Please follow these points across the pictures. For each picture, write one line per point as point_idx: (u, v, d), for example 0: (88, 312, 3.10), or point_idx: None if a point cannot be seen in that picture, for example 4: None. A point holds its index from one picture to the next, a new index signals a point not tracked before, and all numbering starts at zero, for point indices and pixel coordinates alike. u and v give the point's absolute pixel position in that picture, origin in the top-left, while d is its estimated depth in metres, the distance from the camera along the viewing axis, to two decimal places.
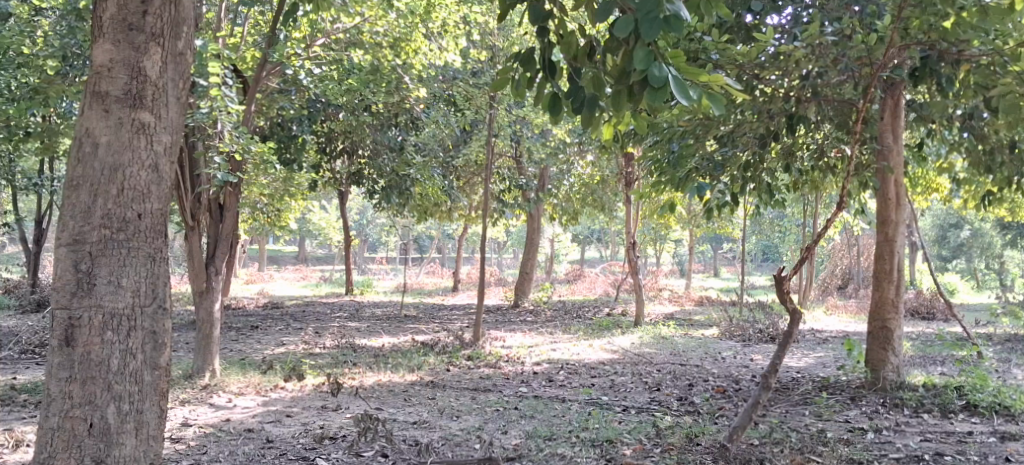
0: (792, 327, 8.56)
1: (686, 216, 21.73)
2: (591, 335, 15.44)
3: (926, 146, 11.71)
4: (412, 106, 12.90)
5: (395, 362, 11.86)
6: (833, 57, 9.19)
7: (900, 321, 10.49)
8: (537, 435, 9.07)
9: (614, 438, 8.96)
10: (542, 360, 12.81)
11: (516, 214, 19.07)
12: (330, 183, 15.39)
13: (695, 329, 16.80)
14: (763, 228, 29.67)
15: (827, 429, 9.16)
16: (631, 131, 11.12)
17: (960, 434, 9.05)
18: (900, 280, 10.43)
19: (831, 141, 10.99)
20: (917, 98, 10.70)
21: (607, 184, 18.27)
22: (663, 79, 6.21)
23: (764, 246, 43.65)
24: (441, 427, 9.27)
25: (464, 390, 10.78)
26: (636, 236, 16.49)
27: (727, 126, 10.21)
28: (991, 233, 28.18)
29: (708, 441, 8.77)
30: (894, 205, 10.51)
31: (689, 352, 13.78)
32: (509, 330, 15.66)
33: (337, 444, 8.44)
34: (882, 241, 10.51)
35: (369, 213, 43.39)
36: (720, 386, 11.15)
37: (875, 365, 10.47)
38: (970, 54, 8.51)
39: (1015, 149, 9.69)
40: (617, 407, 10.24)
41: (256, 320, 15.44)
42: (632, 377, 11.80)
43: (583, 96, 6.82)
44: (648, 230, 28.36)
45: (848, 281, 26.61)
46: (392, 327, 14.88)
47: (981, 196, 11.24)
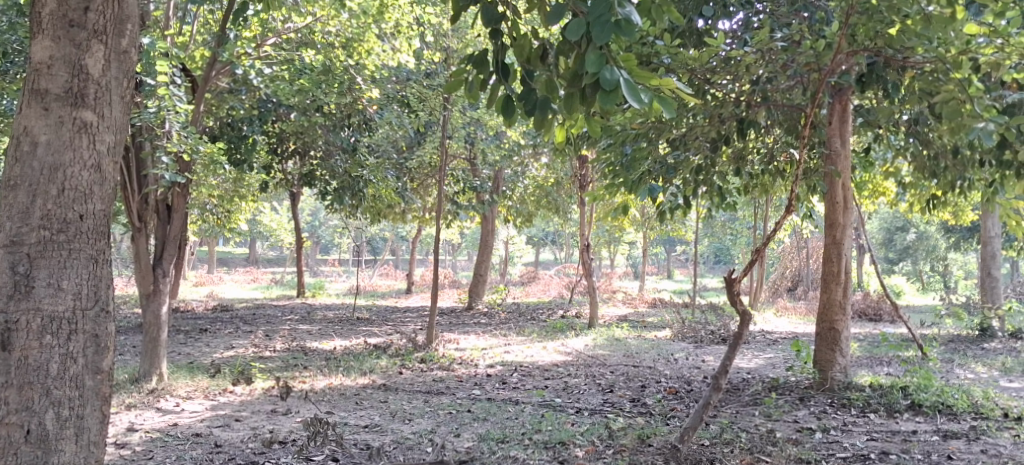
0: (742, 329, 8.63)
1: (639, 219, 21.86)
2: (545, 337, 15.47)
3: (873, 150, 11.90)
4: (365, 107, 12.84)
5: (346, 365, 11.79)
6: (782, 63, 9.31)
7: (847, 323, 10.64)
8: (489, 437, 9.07)
9: (566, 440, 8.98)
10: (495, 362, 12.80)
11: (470, 216, 19.05)
12: (280, 184, 15.27)
13: (648, 331, 16.91)
14: (715, 231, 29.94)
15: (776, 429, 9.25)
16: (584, 133, 11.13)
17: (905, 432, 9.19)
18: (847, 282, 10.57)
19: (781, 145, 11.13)
20: (864, 103, 10.86)
21: (560, 186, 18.33)
22: (615, 82, 6.24)
23: (716, 248, 44.11)
24: (393, 431, 9.23)
25: (417, 393, 10.74)
26: (591, 238, 16.54)
27: (679, 130, 10.26)
28: (936, 236, 28.74)
29: (660, 442, 8.82)
30: (842, 208, 10.64)
31: (642, 354, 13.86)
32: (462, 333, 15.65)
33: (286, 449, 8.36)
34: (830, 244, 10.64)
35: (322, 214, 43.11)
36: (672, 387, 11.23)
37: (823, 365, 10.61)
38: (915, 61, 8.64)
39: (957, 154, 9.89)
40: (570, 408, 10.26)
41: (205, 323, 15.26)
42: (586, 379, 11.84)
43: (535, 98, 6.82)
44: (601, 232, 28.47)
45: (797, 282, 26.95)
46: (344, 330, 14.80)
47: (926, 200, 11.43)
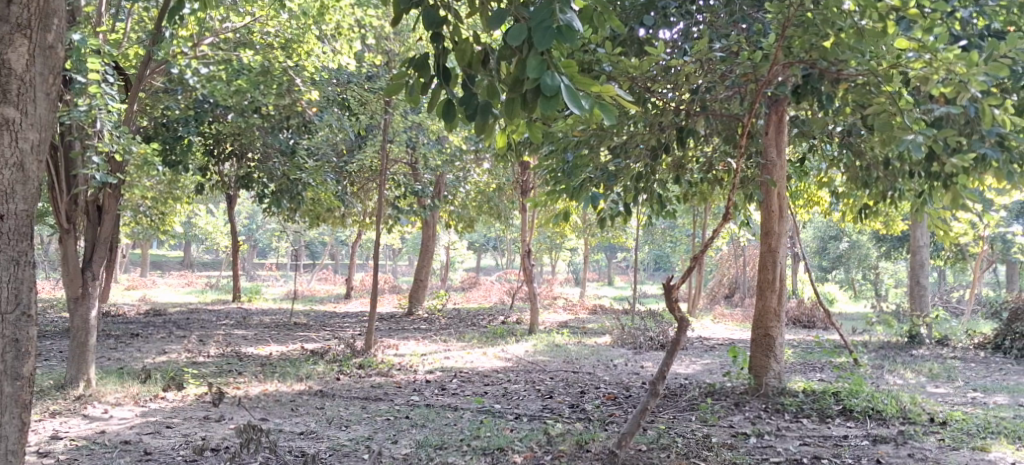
0: (680, 335, 8.71)
1: (580, 225, 21.95)
2: (485, 343, 15.45)
3: (808, 160, 12.11)
4: (304, 109, 12.76)
5: (282, 371, 11.64)
6: (721, 73, 9.43)
7: (781, 329, 10.80)
8: (428, 444, 9.03)
9: (505, 446, 8.97)
10: (435, 368, 12.73)
11: (410, 221, 18.93)
12: (217, 186, 15.03)
13: (588, 337, 16.98)
14: (655, 238, 30.14)
15: (711, 434, 9.34)
16: (525, 140, 11.12)
17: (836, 437, 9.35)
18: (782, 289, 10.73)
19: (719, 154, 11.27)
20: (800, 114, 11.04)
21: (502, 192, 18.31)
22: (556, 88, 6.31)
23: (655, 255, 44.46)
24: (329, 438, 9.14)
25: (354, 399, 10.64)
26: (531, 244, 16.56)
27: (621, 137, 10.26)
28: (868, 245, 29.29)
29: (598, 447, 8.86)
30: (778, 217, 10.79)
31: (581, 360, 13.90)
32: (402, 338, 15.56)
33: (218, 456, 8.25)
34: (765, 252, 10.77)
35: (259, 218, 42.52)
36: (610, 393, 11.27)
37: (758, 371, 10.74)
38: (848, 73, 8.81)
39: (888, 165, 10.11)
40: (509, 415, 10.24)
41: (136, 328, 14.93)
42: (525, 384, 11.84)
43: (476, 103, 6.83)
44: (542, 238, 28.48)
45: (734, 289, 27.26)
46: (281, 335, 14.61)
47: (859, 210, 11.65)
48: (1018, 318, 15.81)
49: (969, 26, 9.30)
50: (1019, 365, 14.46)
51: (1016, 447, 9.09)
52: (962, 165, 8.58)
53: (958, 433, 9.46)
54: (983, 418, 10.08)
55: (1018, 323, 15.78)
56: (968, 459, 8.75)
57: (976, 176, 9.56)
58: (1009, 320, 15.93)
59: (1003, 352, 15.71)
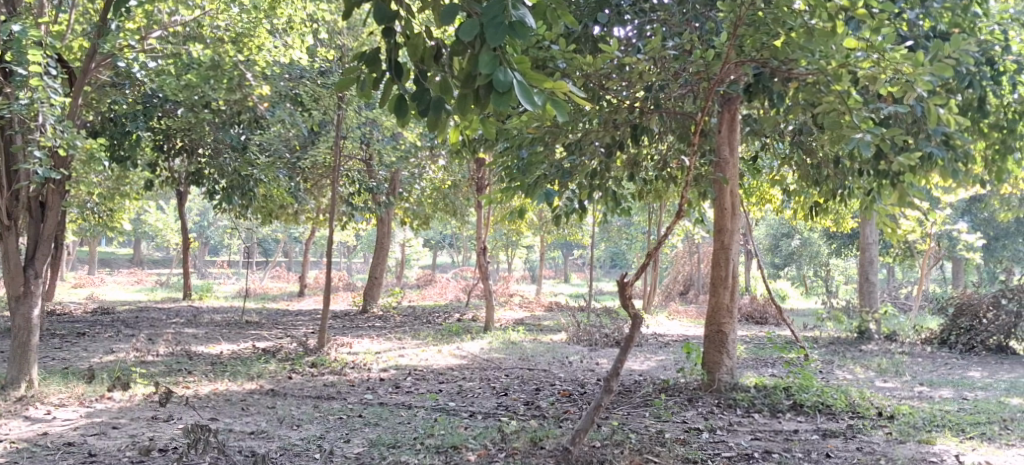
0: (634, 331, 8.73)
1: (536, 222, 21.96)
2: (440, 341, 15.40)
3: (760, 158, 12.21)
4: (256, 104, 12.66)
5: (233, 370, 11.49)
6: (674, 71, 9.47)
7: (733, 325, 10.86)
8: (381, 442, 8.98)
9: (459, 444, 8.93)
10: (389, 366, 12.65)
11: (365, 218, 18.80)
12: (166, 182, 14.80)
13: (543, 334, 16.99)
14: (610, 235, 30.23)
15: (665, 430, 9.38)
16: (480, 136, 11.04)
17: (787, 432, 9.44)
18: (734, 285, 10.80)
19: (674, 152, 11.31)
20: (752, 113, 11.11)
21: (458, 189, 18.25)
22: (508, 84, 6.38)
23: (611, 253, 44.66)
24: (279, 437, 9.04)
25: (306, 398, 10.54)
26: (487, 241, 16.53)
27: (575, 134, 10.24)
28: (819, 242, 29.64)
29: (552, 444, 8.85)
30: (731, 214, 10.84)
31: (537, 357, 13.91)
32: (356, 336, 15.46)
33: (166, 457, 8.15)
34: (718, 249, 10.83)
35: (210, 215, 41.95)
36: (565, 390, 11.27)
37: (711, 367, 10.78)
38: (798, 73, 8.89)
39: (838, 163, 10.22)
40: (463, 412, 10.21)
41: (83, 326, 14.66)
42: (480, 382, 11.81)
43: (429, 99, 6.81)
44: (497, 235, 28.44)
45: (689, 287, 27.45)
46: (232, 334, 14.44)
47: (810, 208, 11.77)
48: (964, 313, 16.11)
49: (916, 28, 9.45)
50: (964, 360, 14.74)
51: (961, 440, 9.25)
52: (908, 164, 8.69)
53: (905, 427, 9.60)
54: (929, 411, 10.25)
55: (963, 319, 16.09)
56: (915, 452, 8.88)
57: (923, 175, 9.71)
58: (955, 315, 16.24)
59: (948, 347, 16.12)
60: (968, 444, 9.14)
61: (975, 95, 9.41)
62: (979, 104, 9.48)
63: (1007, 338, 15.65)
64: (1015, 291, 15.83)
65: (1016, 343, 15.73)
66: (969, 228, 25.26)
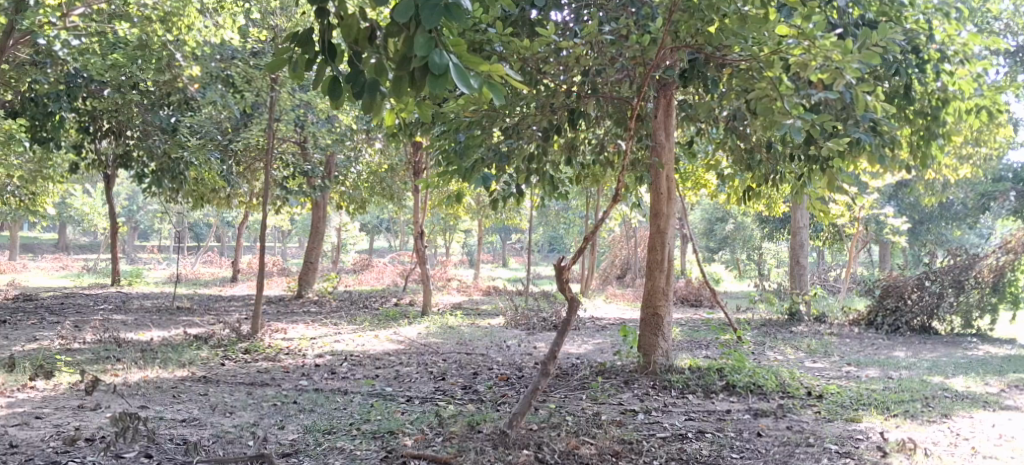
0: (571, 315, 8.74)
1: (474, 207, 21.91)
2: (376, 325, 15.29)
3: (696, 144, 12.30)
4: (186, 85, 12.39)
5: (163, 357, 11.25)
6: (611, 55, 9.48)
7: (669, 308, 10.92)
8: (315, 429, 8.88)
9: (396, 429, 8.87)
10: (325, 352, 12.51)
11: (300, 202, 18.54)
12: (93, 165, 14.41)
13: (481, 318, 16.98)
14: (549, 219, 30.26)
15: (601, 412, 9.42)
16: (417, 120, 10.90)
17: (720, 412, 9.56)
18: (670, 269, 10.86)
19: (611, 136, 11.34)
20: (687, 99, 11.17)
21: (395, 173, 18.08)
22: (444, 66, 6.38)
23: (549, 236, 44.83)
24: (212, 425, 8.89)
25: (239, 385, 10.38)
26: (424, 225, 16.41)
27: (512, 118, 10.18)
28: (752, 227, 30.06)
29: (489, 428, 8.83)
30: (666, 198, 10.89)
31: (474, 341, 13.88)
32: (291, 321, 15.27)
33: (92, 446, 8.01)
34: (654, 233, 10.87)
35: (139, 199, 41.03)
36: (503, 374, 11.28)
37: (647, 350, 10.85)
38: (732, 59, 8.95)
39: (771, 148, 10.34)
40: (400, 397, 10.14)
41: (5, 314, 14.23)
42: (417, 367, 11.74)
43: (364, 81, 6.78)
44: (435, 220, 28.31)
45: (626, 270, 27.67)
46: (163, 320, 14.16)
47: (743, 192, 11.90)
48: (890, 294, 16.48)
49: (846, 15, 9.59)
50: (889, 340, 15.10)
51: (886, 417, 9.46)
52: (837, 149, 8.84)
53: (833, 406, 9.79)
54: (856, 391, 10.46)
55: (889, 300, 16.42)
56: (842, 430, 9.05)
57: (851, 160, 9.89)
58: (882, 296, 16.58)
59: (874, 327, 16.48)
60: (893, 421, 9.35)
61: (901, 82, 9.58)
62: (905, 91, 9.65)
63: (930, 318, 16.11)
64: (939, 273, 16.28)
65: (938, 323, 16.20)
66: (895, 212, 25.82)
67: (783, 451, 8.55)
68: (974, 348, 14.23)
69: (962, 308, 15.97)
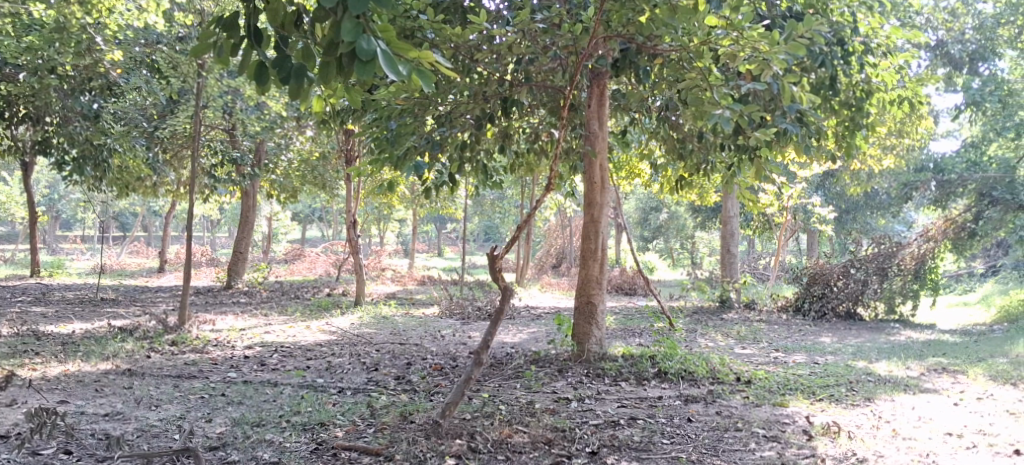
0: (504, 303, 8.71)
1: (408, 196, 21.75)
2: (307, 316, 15.11)
3: (629, 133, 12.35)
4: (107, 70, 12.05)
5: (85, 350, 10.97)
6: (543, 45, 9.47)
7: (602, 296, 10.94)
8: (244, 421, 8.73)
9: (326, 420, 8.77)
10: (254, 343, 12.31)
11: (229, 190, 18.21)
12: (11, 152, 13.97)
13: (415, 308, 16.92)
14: (483, 209, 30.20)
15: (535, 400, 9.41)
16: (348, 108, 10.75)
17: (651, 398, 9.63)
18: (603, 258, 10.87)
19: (546, 125, 11.29)
20: (620, 88, 11.19)
21: (327, 161, 17.85)
22: (372, 52, 6.29)
23: (485, 225, 44.75)
24: (137, 418, 8.69)
25: (166, 378, 10.16)
26: (357, 214, 16.23)
27: (445, 106, 10.10)
28: (685, 216, 30.35)
29: (421, 418, 8.76)
30: (600, 187, 10.89)
31: (408, 331, 13.79)
32: (220, 312, 15.01)
33: (7, 444, 7.82)
34: (588, 222, 10.86)
35: (60, 187, 39.88)
36: (437, 364, 11.20)
37: (581, 338, 10.84)
38: (662, 49, 8.99)
39: (702, 138, 10.43)
40: (332, 388, 10.02)
41: None
42: (350, 358, 11.61)
43: (290, 66, 6.64)
44: (369, 209, 28.04)
45: (561, 259, 27.79)
46: (85, 312, 13.82)
47: (675, 181, 11.98)
48: (816, 281, 16.66)
49: (773, 7, 9.68)
50: (815, 326, 15.40)
51: (812, 402, 9.62)
52: (764, 139, 8.94)
53: (761, 391, 9.94)
54: (783, 376, 10.62)
55: (816, 287, 16.64)
56: (769, 414, 9.18)
57: (778, 150, 10.05)
58: (809, 283, 16.76)
59: (802, 314, 16.75)
60: (818, 405, 9.51)
61: (827, 74, 9.72)
62: (830, 83, 9.74)
63: (856, 304, 16.50)
64: (863, 261, 16.66)
65: (863, 309, 16.60)
66: (823, 201, 26.29)
67: (712, 436, 8.64)
68: (896, 334, 14.58)
69: (886, 295, 16.44)
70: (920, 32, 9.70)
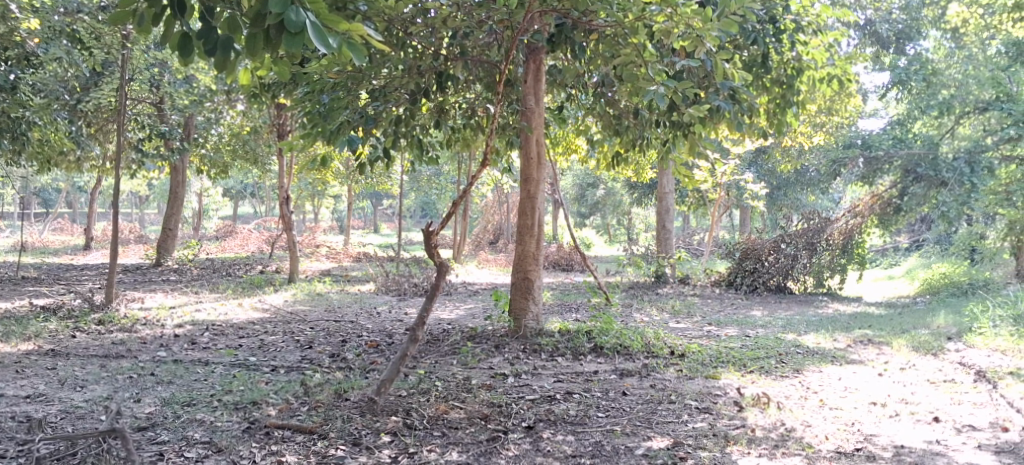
0: (441, 280, 8.63)
1: (343, 172, 21.51)
2: (239, 293, 14.86)
3: (565, 109, 12.32)
4: (26, 40, 11.65)
5: (6, 330, 10.65)
6: (479, 19, 9.38)
7: (539, 272, 10.91)
8: (173, 401, 8.54)
9: (259, 399, 8.63)
10: (184, 322, 12.06)
11: (158, 166, 17.83)
12: None
13: (351, 285, 16.77)
14: (419, 184, 30.00)
15: (471, 376, 9.38)
16: (280, 80, 10.53)
17: (587, 373, 9.66)
18: (540, 234, 10.84)
19: (482, 100, 11.19)
20: (556, 63, 11.14)
21: (258, 136, 17.54)
22: (300, 24, 6.16)
23: (422, 202, 44.50)
24: (61, 400, 8.46)
25: (91, 358, 9.90)
26: (290, 190, 15.99)
27: (379, 80, 9.95)
28: (621, 192, 30.50)
29: (357, 395, 8.68)
30: (537, 163, 10.84)
31: (344, 308, 13.65)
32: (148, 290, 14.69)
33: None
34: (525, 198, 10.80)
35: None
36: (373, 341, 11.09)
37: (518, 314, 10.81)
38: (597, 24, 8.97)
39: (638, 113, 10.44)
40: (265, 367, 9.85)
41: None
42: (283, 335, 11.44)
43: (216, 38, 6.46)
44: (302, 185, 27.67)
45: (498, 235, 27.76)
46: (7, 291, 13.40)
47: (611, 157, 11.99)
48: (748, 256, 16.81)
49: None
50: (747, 300, 15.61)
51: (743, 374, 9.74)
52: (698, 115, 8.98)
53: (694, 364, 10.04)
54: (716, 348, 10.74)
55: (747, 262, 16.79)
56: (701, 386, 9.27)
57: (713, 126, 10.09)
58: (740, 258, 16.94)
59: (734, 288, 16.90)
60: (748, 377, 9.63)
61: (759, 52, 9.81)
62: (762, 61, 9.88)
63: (786, 278, 16.76)
64: (793, 236, 16.80)
65: (793, 283, 16.89)
66: (755, 178, 26.63)
67: (647, 408, 8.70)
68: (823, 307, 14.82)
69: (814, 269, 16.78)
70: (847, 9, 9.68)
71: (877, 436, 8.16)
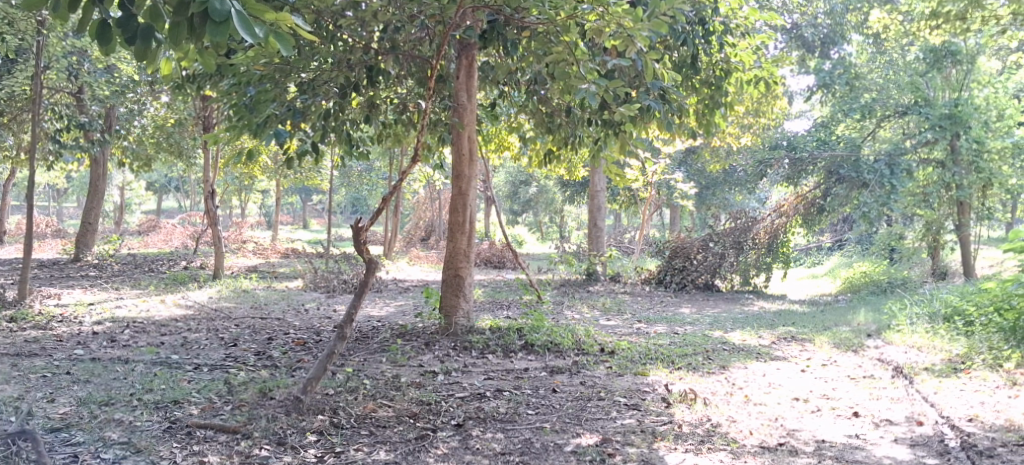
0: (370, 277, 8.49)
1: (271, 167, 21.15)
2: (162, 290, 14.49)
3: (497, 105, 12.24)
4: None
5: None
6: (410, 12, 9.27)
7: (470, 269, 10.80)
8: (90, 401, 8.27)
9: (180, 398, 8.40)
10: (103, 319, 11.71)
11: (76, 158, 17.31)
12: None
13: (278, 281, 16.49)
14: (350, 180, 29.66)
15: (400, 374, 9.25)
16: (205, 71, 10.27)
17: (517, 370, 9.61)
18: (472, 230, 10.73)
19: (413, 95, 11.05)
20: (488, 59, 11.07)
21: (183, 128, 17.15)
22: (225, 13, 5.97)
23: (352, 197, 44.04)
24: None
25: (3, 357, 9.54)
26: (216, 184, 15.64)
27: (307, 73, 9.75)
28: (553, 190, 30.55)
29: (282, 394, 8.50)
30: (469, 160, 10.74)
31: (270, 306, 13.40)
32: (66, 287, 14.25)
33: None
34: (456, 194, 10.69)
35: None
36: (300, 339, 10.88)
37: (448, 311, 10.69)
38: (529, 21, 8.92)
39: (570, 111, 10.41)
40: (187, 365, 9.60)
41: None
42: (207, 333, 11.18)
43: (137, 26, 6.23)
44: (229, 180, 27.15)
45: (430, 232, 27.59)
46: None
47: (544, 155, 11.96)
48: (677, 255, 17.05)
49: None
50: (676, 298, 15.74)
51: (670, 371, 9.78)
52: (628, 113, 8.99)
53: (623, 361, 10.06)
54: (645, 346, 10.78)
55: (676, 259, 17.02)
56: (630, 383, 9.29)
57: (643, 125, 10.12)
58: (669, 256, 17.13)
59: (663, 286, 17.10)
60: (676, 373, 9.69)
61: (688, 52, 9.88)
62: (692, 61, 9.93)
63: (713, 276, 16.96)
64: (720, 235, 17.06)
65: (720, 281, 17.09)
66: (685, 177, 26.89)
67: (576, 405, 8.68)
68: (749, 304, 15.07)
69: (741, 267, 17.01)
70: (774, 13, 9.76)
71: (800, 431, 8.26)
